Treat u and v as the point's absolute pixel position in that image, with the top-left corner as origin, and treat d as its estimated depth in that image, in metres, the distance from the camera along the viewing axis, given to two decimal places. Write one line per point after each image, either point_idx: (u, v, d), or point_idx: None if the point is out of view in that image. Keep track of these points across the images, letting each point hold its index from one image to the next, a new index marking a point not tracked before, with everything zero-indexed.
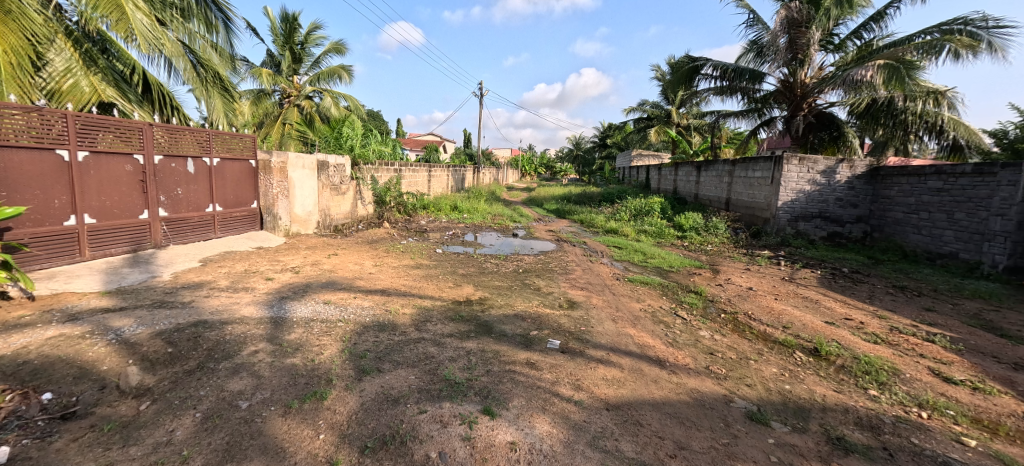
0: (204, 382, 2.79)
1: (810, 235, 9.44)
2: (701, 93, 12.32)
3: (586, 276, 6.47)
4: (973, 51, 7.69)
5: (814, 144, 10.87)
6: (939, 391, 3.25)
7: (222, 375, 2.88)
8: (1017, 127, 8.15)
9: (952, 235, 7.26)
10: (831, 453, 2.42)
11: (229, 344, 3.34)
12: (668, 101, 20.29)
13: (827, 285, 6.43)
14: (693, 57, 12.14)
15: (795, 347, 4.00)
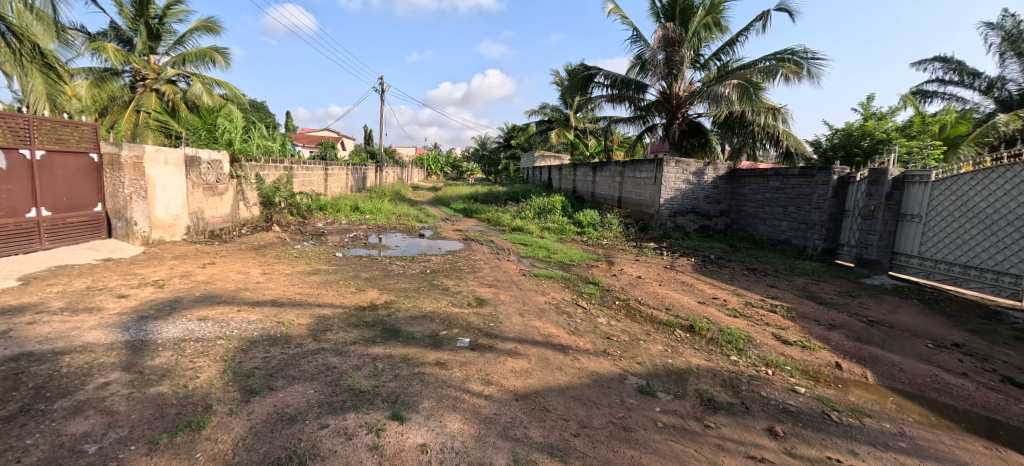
0: (32, 427, 2.35)
1: (685, 228, 10.76)
2: (595, 99, 13.32)
3: (494, 273, 6.67)
4: (798, 77, 9.45)
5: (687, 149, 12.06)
6: (780, 352, 3.99)
7: (58, 416, 2.46)
8: (828, 139, 10.25)
9: (787, 225, 8.85)
10: (702, 412, 2.83)
11: (66, 378, 2.85)
12: (566, 106, 21.53)
13: (699, 271, 7.43)
14: (587, 66, 13.07)
15: (675, 325, 4.60)
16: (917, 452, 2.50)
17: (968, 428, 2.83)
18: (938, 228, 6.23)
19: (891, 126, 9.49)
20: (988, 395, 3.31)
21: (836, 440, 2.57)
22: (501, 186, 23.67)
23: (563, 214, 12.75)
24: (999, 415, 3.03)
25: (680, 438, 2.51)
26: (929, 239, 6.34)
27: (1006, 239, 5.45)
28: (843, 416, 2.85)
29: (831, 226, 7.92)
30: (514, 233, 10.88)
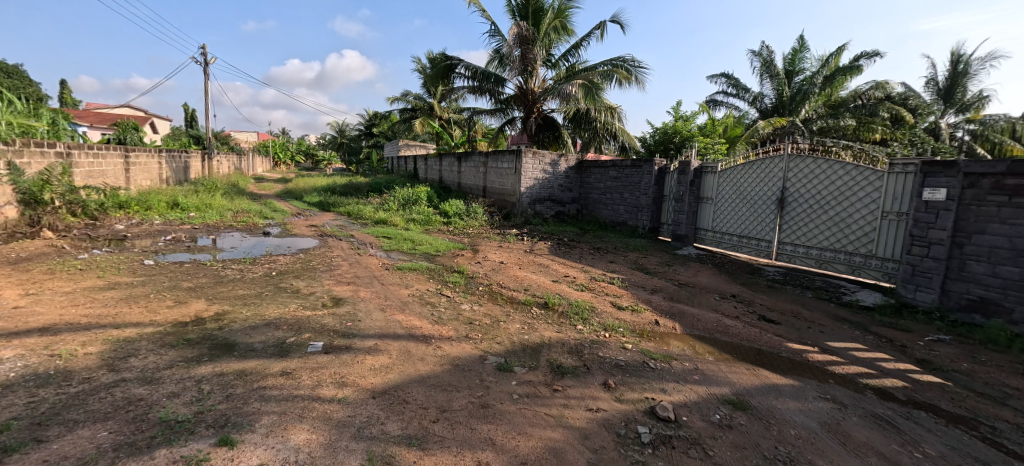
0: None
1: (543, 215, 11.58)
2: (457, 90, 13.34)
3: (354, 270, 6.26)
4: (629, 81, 10.87)
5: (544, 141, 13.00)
6: (616, 316, 4.62)
7: None
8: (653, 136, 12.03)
9: (623, 209, 10.20)
10: (551, 378, 3.12)
11: None
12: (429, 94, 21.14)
13: (553, 252, 8.11)
14: (448, 56, 13.00)
15: (532, 303, 4.96)
16: (705, 381, 3.17)
17: (738, 358, 3.70)
18: (723, 207, 7.92)
19: (693, 126, 11.88)
20: (752, 331, 4.38)
21: (652, 382, 3.10)
22: (361, 176, 22.14)
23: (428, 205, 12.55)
24: (757, 344, 4.04)
25: (531, 405, 2.72)
26: (718, 216, 8.02)
27: (762, 213, 7.21)
28: (658, 363, 3.44)
29: (654, 208, 9.42)
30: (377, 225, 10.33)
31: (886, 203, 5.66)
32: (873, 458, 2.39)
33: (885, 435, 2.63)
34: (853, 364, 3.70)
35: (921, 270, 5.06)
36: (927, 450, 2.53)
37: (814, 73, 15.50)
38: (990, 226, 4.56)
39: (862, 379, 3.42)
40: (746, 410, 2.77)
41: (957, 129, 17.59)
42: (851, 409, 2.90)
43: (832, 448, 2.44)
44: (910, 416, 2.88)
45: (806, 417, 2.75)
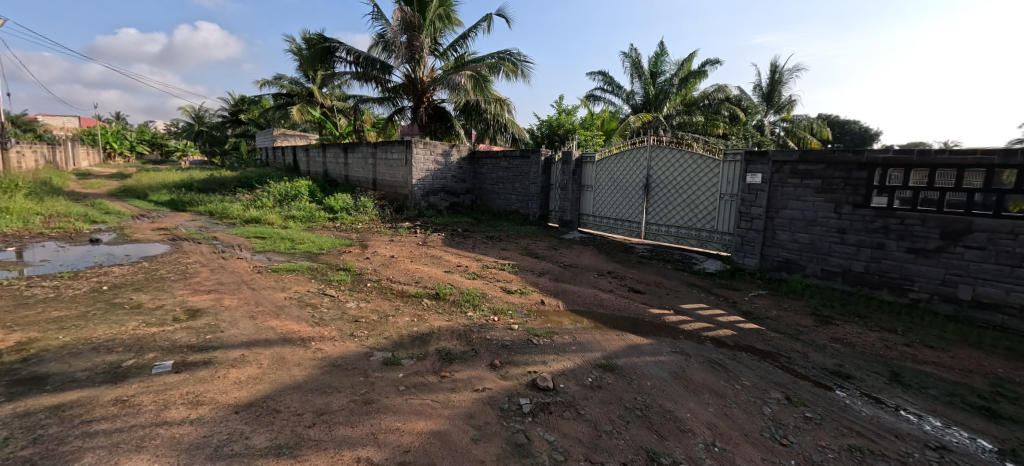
0: None
1: (438, 207, 11.36)
2: (339, 75, 12.34)
3: (217, 276, 5.48)
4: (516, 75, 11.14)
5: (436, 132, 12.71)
6: (505, 300, 4.79)
7: None
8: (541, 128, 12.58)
9: (515, 198, 10.49)
10: (437, 366, 3.13)
11: None
12: (307, 79, 19.24)
13: (446, 243, 8.04)
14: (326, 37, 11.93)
15: (423, 295, 4.89)
16: (580, 349, 3.48)
17: (609, 326, 4.13)
18: (601, 193, 8.64)
19: (574, 121, 12.99)
20: (622, 301, 4.90)
21: (534, 356, 3.30)
22: (225, 170, 19.31)
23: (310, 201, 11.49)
24: (625, 312, 4.54)
25: (417, 394, 2.71)
26: (597, 201, 8.73)
27: (631, 197, 8.06)
28: (540, 339, 3.67)
29: (542, 196, 9.87)
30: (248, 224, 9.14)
31: (723, 186, 6.72)
32: (707, 394, 2.88)
33: (717, 375, 3.17)
34: (698, 321, 4.38)
35: (747, 240, 6.14)
36: (745, 381, 3.12)
37: (672, 74, 16.93)
38: (790, 203, 5.71)
39: (703, 332, 4.06)
40: (613, 371, 3.11)
41: (774, 127, 21.25)
42: (694, 357, 3.44)
43: (678, 392, 2.88)
44: (735, 357, 3.51)
45: (660, 369, 3.18)
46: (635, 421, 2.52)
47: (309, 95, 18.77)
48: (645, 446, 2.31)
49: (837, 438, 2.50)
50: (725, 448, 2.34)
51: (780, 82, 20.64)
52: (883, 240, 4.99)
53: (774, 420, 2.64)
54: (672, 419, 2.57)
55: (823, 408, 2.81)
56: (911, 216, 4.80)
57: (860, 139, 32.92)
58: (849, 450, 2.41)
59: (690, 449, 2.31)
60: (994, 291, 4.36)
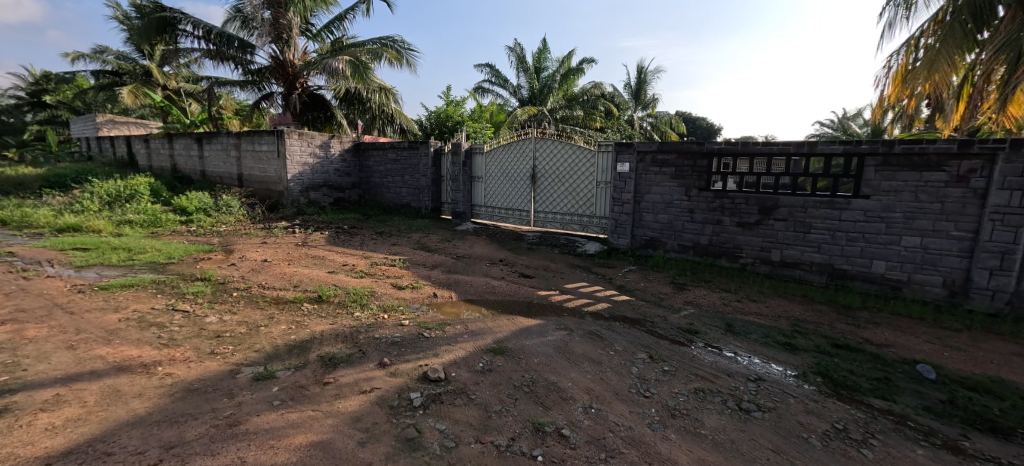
0: None
1: (320, 203, 10.44)
2: (186, 52, 10.55)
3: (17, 302, 4.33)
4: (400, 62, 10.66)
5: (312, 122, 11.63)
6: (395, 297, 4.63)
7: None
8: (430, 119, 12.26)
9: (405, 191, 10.13)
10: (319, 373, 2.91)
11: None
12: (142, 55, 16.05)
13: (330, 242, 7.46)
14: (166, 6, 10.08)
15: (302, 300, 4.47)
16: (472, 337, 3.54)
17: (501, 311, 4.26)
18: (491, 184, 8.79)
19: (462, 112, 13.00)
20: (512, 287, 5.09)
21: (425, 350, 3.26)
22: (25, 166, 15.26)
23: (154, 202, 9.69)
24: (515, 297, 4.72)
25: (295, 407, 2.49)
26: (488, 192, 8.87)
27: (520, 187, 8.34)
28: (432, 332, 3.63)
29: (434, 189, 9.69)
30: (65, 233, 7.37)
31: (599, 175, 7.28)
32: (586, 363, 3.16)
33: (595, 345, 3.49)
34: (579, 298, 4.75)
35: (619, 223, 6.78)
36: (617, 347, 3.48)
37: (553, 70, 17.74)
38: (652, 188, 6.46)
39: (585, 308, 4.42)
40: (503, 353, 3.23)
41: (643, 122, 23.46)
42: (576, 331, 3.73)
43: (561, 364, 3.10)
44: (610, 327, 3.89)
45: (545, 347, 3.39)
46: (522, 398, 2.65)
47: (145, 75, 15.68)
48: (532, 419, 2.45)
49: (688, 384, 2.94)
50: (600, 408, 2.59)
51: (645, 81, 23.01)
52: (721, 217, 5.93)
53: (640, 377, 3.00)
54: (555, 390, 2.76)
55: (678, 361, 3.27)
56: (740, 196, 5.76)
57: (708, 134, 38.39)
58: (696, 392, 2.84)
59: (571, 414, 2.52)
60: (796, 253, 5.48)
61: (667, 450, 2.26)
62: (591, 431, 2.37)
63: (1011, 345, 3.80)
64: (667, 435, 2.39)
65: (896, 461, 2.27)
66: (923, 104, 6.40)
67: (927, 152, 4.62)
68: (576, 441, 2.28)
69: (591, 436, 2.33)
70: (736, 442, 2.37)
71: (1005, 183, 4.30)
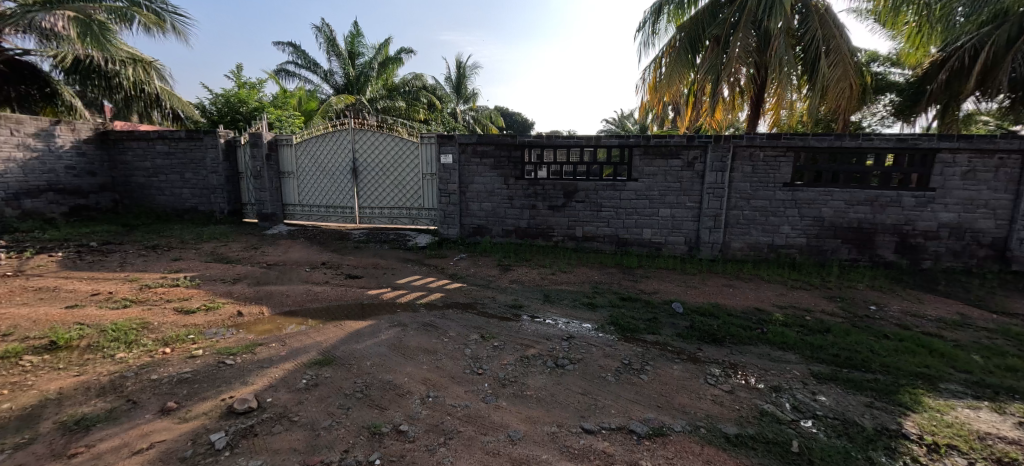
0: None
1: (44, 214, 7.75)
2: None
3: None
4: (161, 28, 8.63)
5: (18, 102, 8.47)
6: (181, 325, 3.81)
7: None
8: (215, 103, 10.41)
9: (188, 193, 8.38)
10: (64, 444, 2.22)
11: None
12: None
13: (67, 267, 5.63)
14: None
15: (22, 351, 3.24)
16: (292, 353, 3.21)
17: (326, 318, 3.96)
18: (306, 180, 7.96)
19: (261, 97, 11.26)
20: (337, 290, 4.76)
21: (229, 381, 2.82)
22: None
23: None
24: (342, 301, 4.44)
25: None
26: (302, 190, 8.00)
27: (340, 182, 7.76)
28: (236, 358, 3.15)
29: (230, 188, 8.26)
30: None
31: (424, 167, 7.30)
32: (421, 355, 3.21)
33: (429, 335, 3.57)
34: (412, 292, 4.76)
35: (447, 214, 6.94)
36: (451, 333, 3.63)
37: (369, 57, 16.77)
38: (474, 178, 6.80)
39: (418, 301, 4.45)
40: (330, 363, 3.04)
41: (465, 114, 24.11)
42: (409, 325, 3.75)
43: (395, 361, 3.10)
44: (443, 315, 4.03)
45: (378, 347, 3.32)
46: (355, 405, 2.56)
47: None
48: (367, 424, 2.39)
49: (515, 354, 3.27)
50: (437, 395, 2.69)
51: (464, 75, 23.70)
52: (535, 202, 6.64)
53: (473, 357, 3.20)
54: (390, 388, 2.75)
55: (505, 336, 3.60)
56: (548, 183, 6.55)
57: (523, 127, 41.96)
58: (522, 359, 3.20)
59: (408, 408, 2.54)
60: (593, 228, 6.53)
61: (500, 418, 2.49)
62: (430, 419, 2.45)
63: (725, 279, 5.33)
64: (499, 404, 2.63)
65: (663, 378, 2.99)
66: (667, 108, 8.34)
67: (670, 144, 6.03)
68: (415, 433, 2.32)
69: (428, 425, 2.40)
70: (555, 395, 2.76)
71: (715, 166, 5.92)
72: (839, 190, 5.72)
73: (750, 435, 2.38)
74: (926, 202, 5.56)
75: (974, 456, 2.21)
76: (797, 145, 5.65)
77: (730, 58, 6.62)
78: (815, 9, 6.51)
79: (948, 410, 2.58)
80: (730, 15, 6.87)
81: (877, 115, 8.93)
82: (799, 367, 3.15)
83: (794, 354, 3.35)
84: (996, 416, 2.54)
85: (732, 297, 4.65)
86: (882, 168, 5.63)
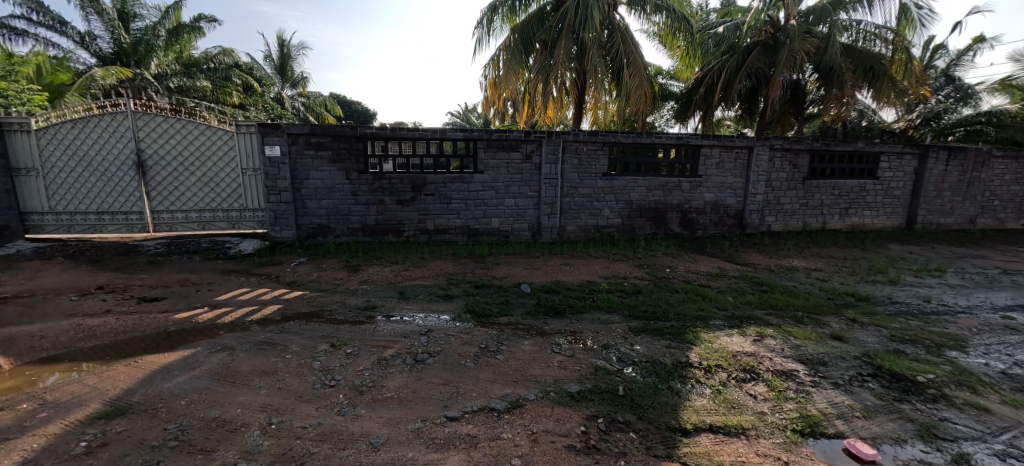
0: None
1: None
2: None
3: None
4: None
5: None
6: None
7: None
8: None
9: None
10: None
11: None
12: None
13: None
14: None
15: None
16: (59, 412, 2.54)
17: (113, 357, 3.23)
18: (65, 178, 6.22)
19: None
20: (126, 320, 3.88)
21: None
22: None
23: None
24: (137, 332, 3.64)
25: None
26: (59, 191, 6.24)
27: (121, 180, 6.26)
28: None
29: None
30: None
31: (243, 161, 6.39)
32: (256, 379, 2.92)
33: (265, 355, 3.25)
34: (239, 308, 4.19)
35: (279, 214, 6.22)
36: (291, 349, 3.35)
37: (151, 21, 12.98)
38: (310, 173, 6.25)
39: (246, 318, 3.96)
40: (125, 414, 2.54)
41: (294, 101, 21.51)
42: (238, 348, 3.35)
43: (223, 393, 2.75)
44: (281, 330, 3.69)
45: (196, 380, 2.89)
46: (170, 456, 2.21)
47: None
48: None
49: (371, 358, 3.22)
50: (281, 420, 2.50)
51: (288, 56, 21.06)
52: (382, 197, 6.46)
53: (323, 370, 3.05)
54: (218, 426, 2.44)
55: (358, 341, 3.49)
56: (395, 177, 6.42)
57: (363, 117, 39.54)
58: (378, 362, 3.17)
59: (245, 443, 2.31)
60: (444, 221, 6.66)
61: (359, 428, 2.46)
62: (275, 449, 2.28)
63: (563, 259, 6.06)
64: (357, 413, 2.59)
65: (517, 355, 3.32)
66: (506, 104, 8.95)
67: (510, 138, 6.51)
68: None
69: (273, 455, 2.23)
70: (417, 390, 2.83)
71: (549, 158, 6.62)
72: (642, 178, 7.00)
73: (587, 389, 2.83)
74: (698, 186, 7.20)
75: (730, 369, 3.05)
76: (611, 141, 6.71)
77: (556, 62, 7.42)
78: (618, 26, 7.72)
79: (715, 340, 3.48)
80: (554, 23, 7.69)
81: (664, 117, 11.12)
82: (621, 325, 3.83)
83: (617, 315, 4.05)
84: (742, 338, 3.53)
85: (569, 274, 5.32)
86: (669, 160, 7.08)
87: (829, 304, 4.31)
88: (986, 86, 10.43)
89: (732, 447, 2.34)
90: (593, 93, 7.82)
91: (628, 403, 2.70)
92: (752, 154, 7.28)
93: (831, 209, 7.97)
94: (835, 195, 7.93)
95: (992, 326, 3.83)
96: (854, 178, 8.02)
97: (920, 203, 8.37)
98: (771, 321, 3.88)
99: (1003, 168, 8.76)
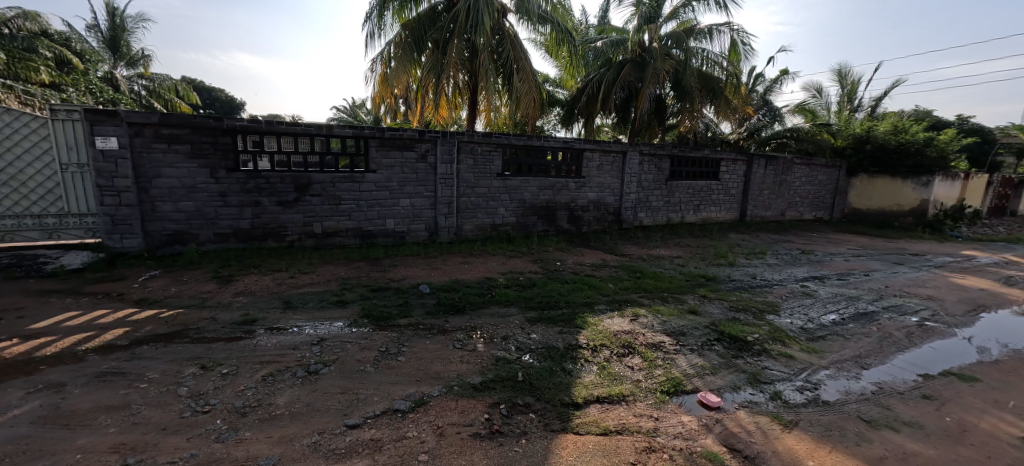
0: None
1: None
2: None
3: None
4: None
5: None
6: None
7: None
8: None
9: None
10: None
11: None
12: None
13: None
14: None
15: None
16: None
17: None
18: None
19: None
20: None
21: None
22: None
23: None
24: None
25: None
26: None
27: None
28: None
29: None
30: None
31: (63, 155, 5.29)
32: (101, 417, 2.52)
33: (111, 388, 2.80)
34: (67, 337, 3.49)
35: (119, 219, 5.29)
36: (146, 378, 2.93)
37: None
38: (162, 172, 5.42)
39: (80, 347, 3.33)
40: None
41: (131, 82, 17.98)
42: (71, 384, 2.83)
43: (52, 439, 2.33)
44: (132, 357, 3.20)
45: (10, 430, 2.39)
46: None
47: None
48: None
49: (254, 376, 2.98)
50: (140, 459, 2.21)
51: (121, 28, 17.56)
52: (258, 198, 5.89)
53: (194, 395, 2.75)
54: None
55: (236, 359, 3.20)
56: (273, 176, 5.91)
57: (226, 106, 34.86)
58: (262, 380, 2.94)
59: None
60: (333, 223, 6.32)
61: (244, 452, 2.29)
62: None
63: (461, 257, 6.19)
64: (240, 437, 2.40)
65: (419, 354, 3.35)
66: (398, 102, 8.73)
67: (403, 137, 6.40)
68: None
69: None
70: (310, 404, 2.71)
71: (444, 158, 6.69)
72: (533, 178, 7.43)
73: (489, 379, 3.00)
74: (582, 186, 7.89)
75: (610, 347, 3.48)
76: (503, 143, 7.00)
77: (448, 62, 7.49)
78: (507, 33, 8.04)
79: (599, 323, 3.92)
80: (446, 24, 7.75)
81: (552, 121, 11.91)
82: (517, 317, 4.08)
83: (513, 307, 4.31)
84: (621, 319, 4.02)
85: (467, 272, 5.47)
86: (557, 162, 7.64)
87: (686, 285, 5.12)
88: (788, 109, 13.11)
89: (615, 412, 2.70)
90: (485, 96, 8.06)
91: (526, 386, 2.94)
92: (626, 158, 8.20)
93: (687, 205, 9.34)
94: (690, 193, 9.31)
95: (794, 293, 4.95)
96: (703, 179, 9.51)
97: (749, 200, 10.24)
98: (643, 302, 4.48)
99: (802, 172, 11.17)
